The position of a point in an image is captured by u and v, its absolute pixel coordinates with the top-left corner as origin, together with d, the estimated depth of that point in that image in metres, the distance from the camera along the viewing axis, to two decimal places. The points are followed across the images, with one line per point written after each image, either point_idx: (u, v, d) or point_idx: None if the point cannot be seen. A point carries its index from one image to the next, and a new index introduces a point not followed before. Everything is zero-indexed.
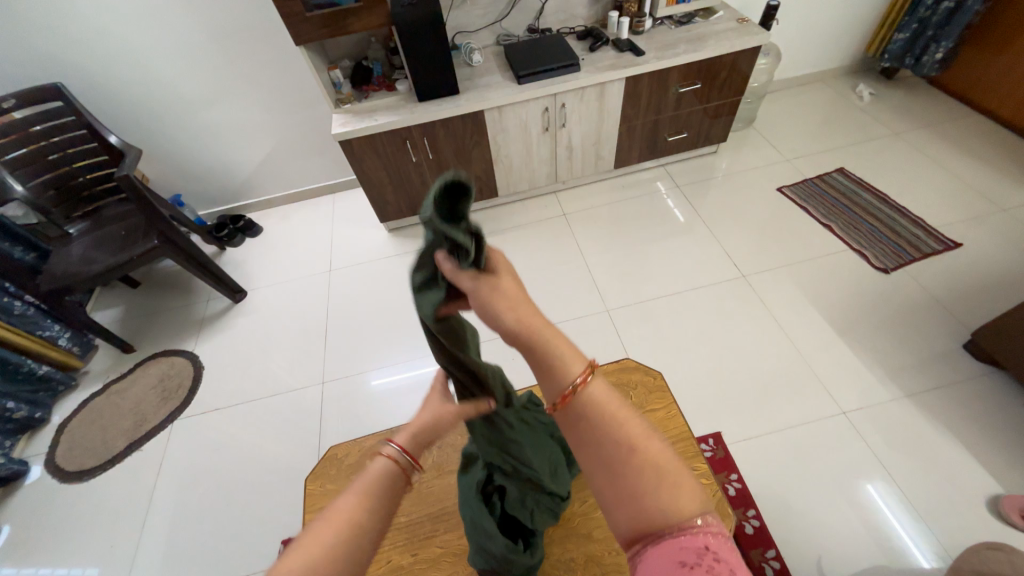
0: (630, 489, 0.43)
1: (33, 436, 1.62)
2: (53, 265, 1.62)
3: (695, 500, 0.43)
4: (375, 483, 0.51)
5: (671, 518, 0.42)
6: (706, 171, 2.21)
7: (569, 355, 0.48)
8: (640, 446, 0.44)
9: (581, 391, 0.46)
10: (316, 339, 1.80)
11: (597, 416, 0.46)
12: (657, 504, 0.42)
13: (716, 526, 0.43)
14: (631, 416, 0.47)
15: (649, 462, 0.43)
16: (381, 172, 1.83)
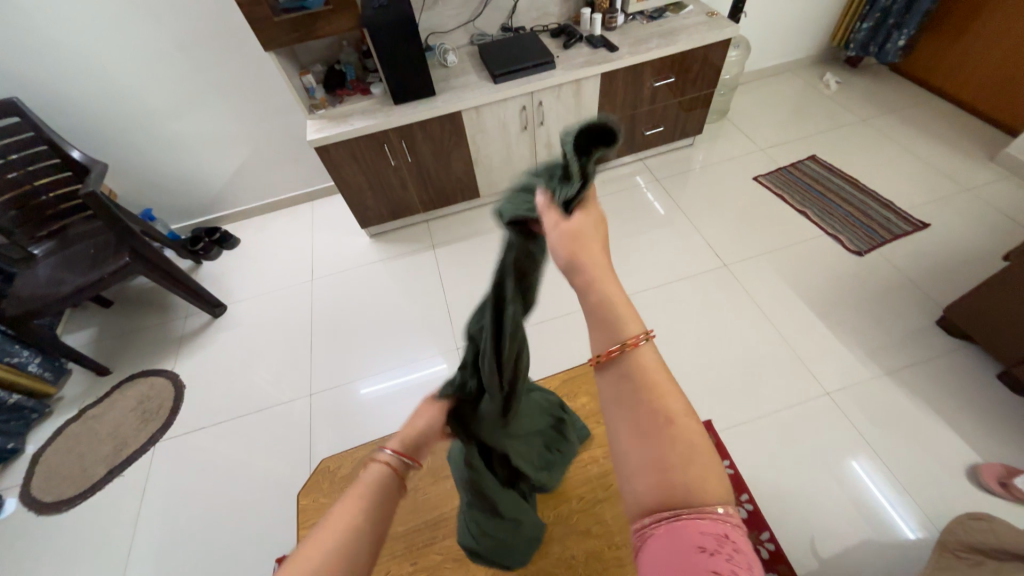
0: (659, 459, 0.39)
1: (6, 469, 1.55)
2: (19, 289, 1.55)
3: (721, 488, 0.40)
4: (370, 489, 0.47)
5: (693, 501, 0.38)
6: (684, 163, 2.24)
7: (626, 313, 0.44)
8: (679, 418, 0.40)
9: (633, 349, 0.42)
10: (301, 350, 1.76)
11: (640, 377, 0.42)
12: (681, 481, 0.39)
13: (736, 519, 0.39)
14: (675, 387, 0.43)
15: (682, 437, 0.39)
16: (359, 177, 1.80)
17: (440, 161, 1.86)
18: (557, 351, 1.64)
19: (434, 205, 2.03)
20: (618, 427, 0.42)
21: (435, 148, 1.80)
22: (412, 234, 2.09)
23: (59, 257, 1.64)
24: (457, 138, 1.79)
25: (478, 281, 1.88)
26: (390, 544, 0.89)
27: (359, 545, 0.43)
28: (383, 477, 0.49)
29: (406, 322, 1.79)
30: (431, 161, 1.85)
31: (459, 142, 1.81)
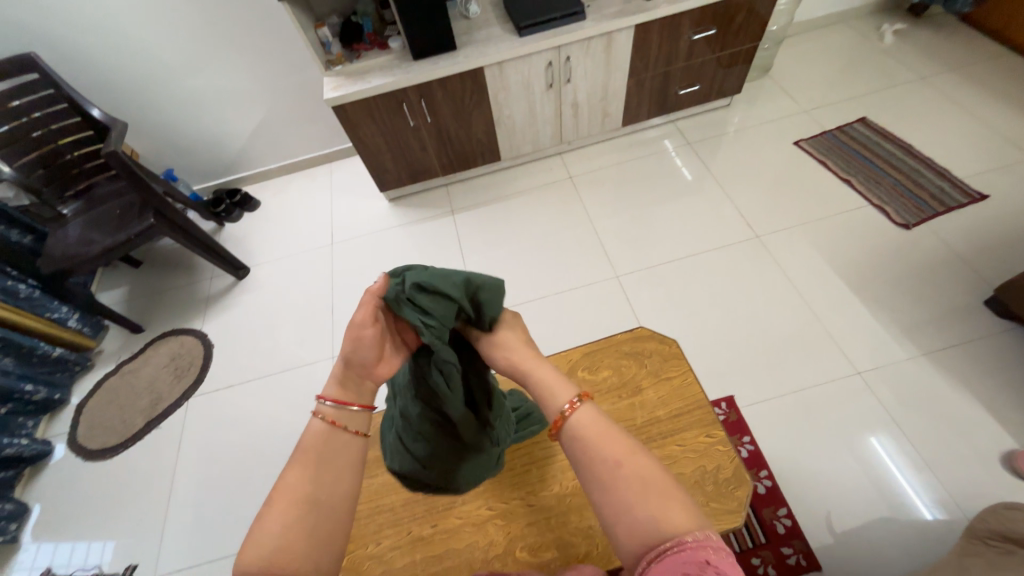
0: (626, 502, 0.49)
1: (53, 417, 1.65)
2: (51, 248, 1.59)
3: (688, 517, 0.48)
4: (312, 453, 0.53)
5: (668, 532, 0.47)
6: (718, 126, 2.10)
7: (559, 386, 0.57)
8: (627, 461, 0.51)
9: (574, 417, 0.54)
10: (323, 314, 1.79)
11: (590, 438, 0.53)
12: (652, 519, 0.48)
13: (711, 540, 0.47)
14: (623, 438, 0.53)
15: (636, 477, 0.50)
16: (378, 138, 1.75)
17: (460, 122, 1.78)
18: (577, 322, 1.61)
19: (454, 169, 1.97)
20: (593, 492, 0.51)
21: (455, 107, 1.72)
22: (431, 199, 2.04)
23: (87, 217, 1.66)
24: (479, 97, 1.70)
25: (497, 248, 1.85)
26: (412, 505, 0.91)
27: (307, 509, 0.49)
28: (323, 439, 0.54)
29: None
30: (451, 122, 1.77)
31: (480, 101, 1.72)
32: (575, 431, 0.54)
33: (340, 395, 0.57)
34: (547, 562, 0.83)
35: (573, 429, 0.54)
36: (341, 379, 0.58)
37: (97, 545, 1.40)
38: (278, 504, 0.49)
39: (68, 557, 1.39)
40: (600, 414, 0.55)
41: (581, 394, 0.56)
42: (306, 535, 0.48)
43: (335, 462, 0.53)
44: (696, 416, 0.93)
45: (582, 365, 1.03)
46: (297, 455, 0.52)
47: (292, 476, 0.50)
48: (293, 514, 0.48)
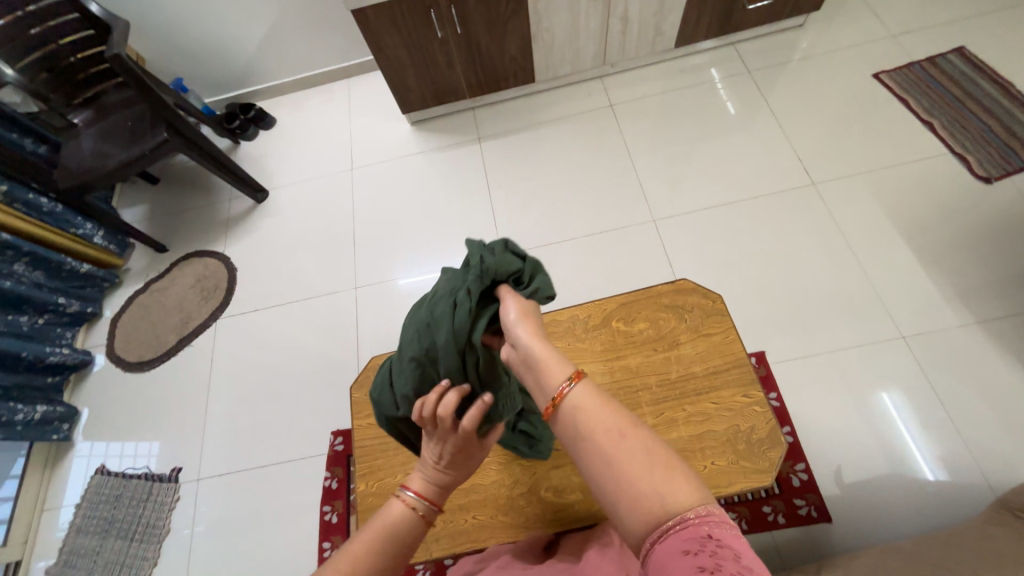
0: (625, 478, 0.47)
1: (90, 328, 1.71)
2: (67, 159, 1.53)
3: (691, 491, 0.46)
4: (388, 529, 0.59)
5: (672, 506, 0.45)
6: (786, 50, 1.84)
7: (554, 363, 0.55)
8: (628, 435, 0.49)
9: (568, 394, 0.52)
10: (344, 244, 1.74)
11: (586, 415, 0.51)
12: (653, 494, 0.45)
13: (715, 513, 0.44)
14: (619, 412, 0.51)
15: (636, 450, 0.48)
16: (401, 51, 1.57)
17: (494, 35, 1.58)
18: (607, 267, 1.55)
19: (483, 90, 1.79)
20: (591, 470, 0.49)
21: (489, 16, 1.51)
22: (457, 124, 1.89)
23: (99, 128, 1.58)
24: (517, 3, 1.49)
25: (527, 183, 1.73)
26: None
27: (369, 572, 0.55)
28: (401, 518, 0.61)
29: (451, 222, 1.71)
30: (483, 34, 1.57)
31: (518, 10, 1.51)
32: (574, 407, 0.52)
33: (423, 489, 0.65)
34: (570, 505, 0.85)
35: (569, 406, 0.52)
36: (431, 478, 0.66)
37: (143, 447, 1.51)
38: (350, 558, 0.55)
39: (119, 456, 1.51)
40: (596, 390, 0.53)
41: (575, 371, 0.54)
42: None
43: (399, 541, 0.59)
44: (734, 375, 0.89)
45: (617, 315, 0.98)
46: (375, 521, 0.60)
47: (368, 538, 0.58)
48: (362, 568, 0.55)
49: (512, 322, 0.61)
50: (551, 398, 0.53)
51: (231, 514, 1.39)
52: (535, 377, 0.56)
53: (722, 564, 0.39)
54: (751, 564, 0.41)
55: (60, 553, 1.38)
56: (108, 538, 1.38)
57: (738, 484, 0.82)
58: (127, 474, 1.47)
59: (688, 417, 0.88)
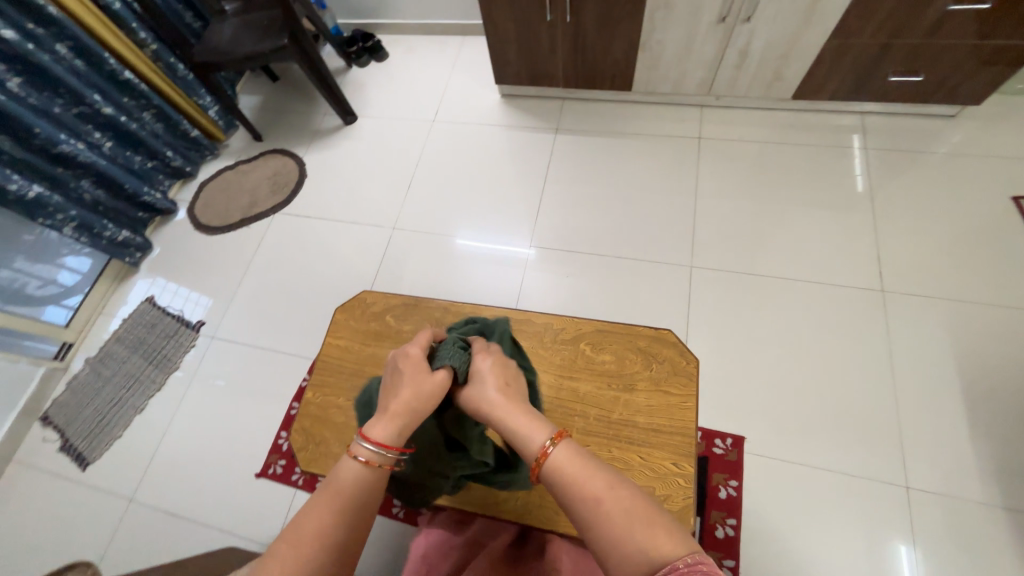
0: (612, 538, 0.47)
1: (184, 185, 2.00)
2: (210, 40, 1.77)
3: (676, 541, 0.45)
4: (342, 494, 0.57)
5: (656, 557, 0.44)
6: (920, 139, 1.61)
7: (535, 426, 0.57)
8: (603, 499, 0.49)
9: (549, 456, 0.54)
10: (400, 186, 1.86)
11: (570, 477, 0.52)
12: (638, 548, 0.45)
13: (703, 562, 0.43)
14: (596, 472, 0.52)
15: (615, 510, 0.48)
16: (509, 24, 1.60)
17: (602, 32, 1.55)
18: (624, 295, 1.51)
19: (576, 84, 1.78)
20: (583, 532, 0.49)
21: (602, 13, 1.49)
22: (541, 109, 1.90)
23: (241, 19, 1.79)
24: (633, 7, 1.45)
25: (582, 186, 1.72)
26: None
27: (324, 547, 0.52)
28: (354, 479, 0.59)
29: (498, 199, 1.75)
30: (592, 29, 1.55)
31: (633, 14, 1.47)
32: (555, 466, 0.53)
33: (384, 439, 0.62)
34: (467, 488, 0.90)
35: (552, 471, 0.54)
36: (391, 422, 0.64)
37: (183, 294, 1.77)
38: (300, 539, 0.52)
39: (166, 295, 1.78)
40: (573, 448, 0.55)
41: (556, 432, 0.57)
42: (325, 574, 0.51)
43: (355, 505, 0.57)
44: (672, 440, 0.87)
45: (588, 339, 0.98)
46: (323, 496, 0.56)
47: (319, 513, 0.55)
48: (317, 540, 0.52)
49: (492, 375, 0.67)
50: (534, 460, 0.55)
51: (225, 376, 1.60)
52: (517, 438, 0.58)
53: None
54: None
55: (99, 351, 1.68)
56: (134, 355, 1.66)
57: None
58: (166, 311, 1.74)
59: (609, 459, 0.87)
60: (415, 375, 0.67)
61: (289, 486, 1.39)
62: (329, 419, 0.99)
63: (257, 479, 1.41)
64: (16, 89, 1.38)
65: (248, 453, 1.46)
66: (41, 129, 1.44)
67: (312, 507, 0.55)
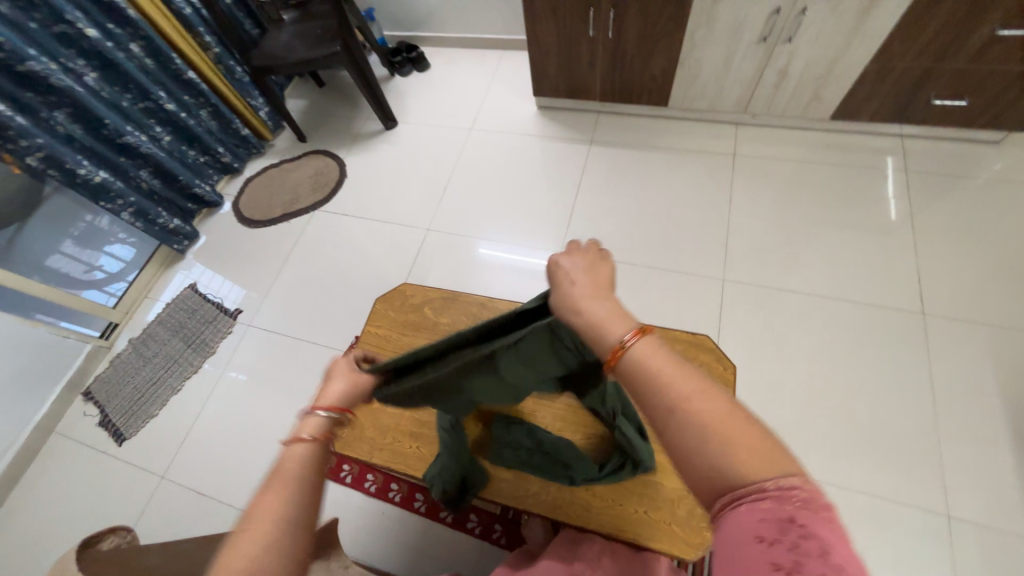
0: (689, 445, 0.40)
1: (231, 180, 2.09)
2: (267, 45, 1.87)
3: (772, 461, 0.38)
4: (293, 472, 0.48)
5: (738, 476, 0.37)
6: (962, 164, 1.59)
7: (612, 321, 0.49)
8: (688, 404, 0.41)
9: (625, 351, 0.46)
10: (435, 189, 1.91)
11: (649, 374, 0.44)
12: (718, 459, 0.38)
13: (798, 487, 0.36)
14: (686, 375, 0.43)
15: (701, 419, 0.40)
16: (551, 38, 1.66)
17: (642, 48, 1.59)
18: (653, 305, 1.52)
19: (613, 98, 1.82)
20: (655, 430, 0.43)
21: (643, 31, 1.53)
22: (577, 121, 1.94)
23: (297, 27, 1.90)
24: (674, 25, 1.49)
25: (615, 197, 1.74)
26: None
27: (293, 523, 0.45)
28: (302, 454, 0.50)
29: (531, 206, 1.79)
30: (632, 46, 1.59)
31: (673, 32, 1.51)
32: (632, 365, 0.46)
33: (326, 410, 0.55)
34: (499, 480, 0.93)
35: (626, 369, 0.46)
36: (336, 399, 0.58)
37: (224, 283, 1.84)
38: (251, 532, 0.43)
39: (207, 283, 1.85)
40: (655, 345, 0.46)
41: (638, 326, 0.47)
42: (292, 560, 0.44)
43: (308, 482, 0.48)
44: None
45: None
46: (269, 478, 0.47)
47: (271, 498, 0.45)
48: (275, 525, 0.44)
49: (568, 271, 0.55)
50: (608, 356, 0.47)
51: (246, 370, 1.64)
52: (590, 334, 0.50)
53: (805, 560, 0.33)
54: (844, 562, 0.33)
55: (142, 333, 1.76)
56: (174, 338, 1.72)
57: (659, 541, 0.83)
58: (207, 298, 1.81)
59: None
60: (351, 368, 0.63)
61: None
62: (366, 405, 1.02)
63: None
64: (92, 84, 1.49)
65: (276, 438, 1.49)
66: (109, 121, 1.54)
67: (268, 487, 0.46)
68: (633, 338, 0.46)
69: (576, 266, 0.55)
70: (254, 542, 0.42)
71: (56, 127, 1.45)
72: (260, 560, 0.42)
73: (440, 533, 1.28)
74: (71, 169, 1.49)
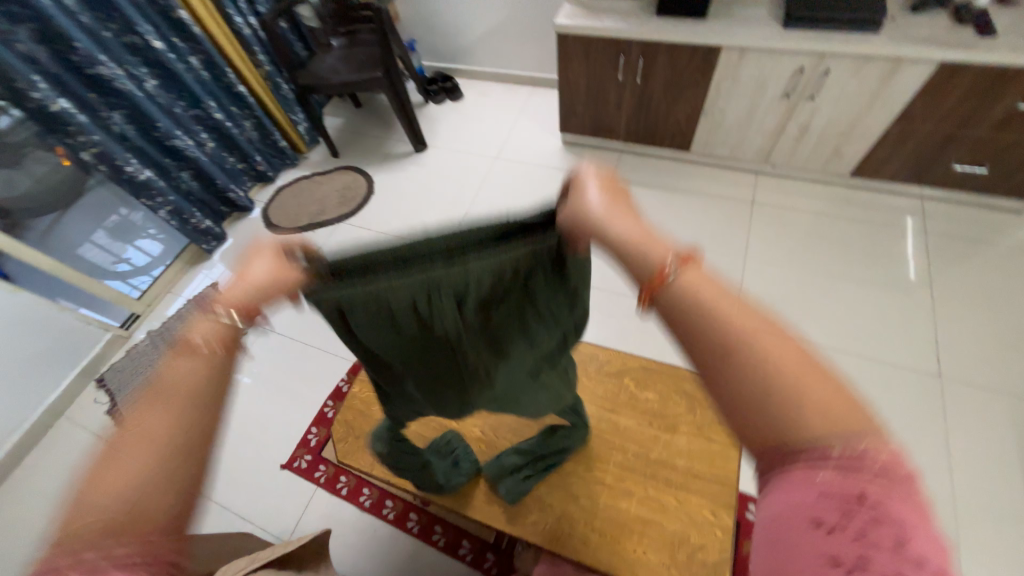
0: (749, 393, 0.34)
1: (263, 187, 2.19)
2: (314, 66, 1.99)
3: (852, 417, 0.32)
4: (180, 391, 0.45)
5: (805, 433, 0.32)
6: (982, 229, 1.60)
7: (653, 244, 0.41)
8: (754, 344, 0.34)
9: (671, 273, 0.38)
10: (457, 212, 1.97)
11: (695, 304, 0.37)
12: (781, 415, 0.33)
13: (876, 457, 0.31)
14: (749, 309, 0.36)
15: (769, 360, 0.33)
16: (581, 80, 1.74)
17: (668, 96, 1.66)
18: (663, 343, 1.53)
19: (637, 139, 1.88)
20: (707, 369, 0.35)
21: (670, 79, 1.60)
22: (599, 158, 2.01)
23: (344, 52, 2.03)
24: (700, 77, 1.55)
25: None
26: None
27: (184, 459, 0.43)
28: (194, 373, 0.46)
29: None
30: (658, 93, 1.66)
31: (699, 83, 1.58)
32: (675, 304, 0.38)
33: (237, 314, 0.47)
34: (497, 506, 0.92)
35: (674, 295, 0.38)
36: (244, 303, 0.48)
37: None
38: (126, 454, 0.41)
39: None
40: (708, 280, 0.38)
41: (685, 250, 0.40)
42: (183, 484, 0.43)
43: (198, 404, 0.45)
44: (712, 489, 0.86)
45: (633, 376, 1.01)
46: (148, 395, 0.44)
47: (152, 415, 0.43)
48: (157, 449, 0.42)
49: (596, 194, 0.47)
50: (648, 282, 0.39)
51: (254, 372, 1.66)
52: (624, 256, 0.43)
53: (873, 554, 0.28)
54: (925, 551, 0.29)
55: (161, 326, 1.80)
56: None
57: None
58: None
59: (644, 497, 0.88)
60: (270, 262, 0.50)
61: (310, 482, 1.40)
62: (372, 416, 1.03)
63: (281, 470, 1.44)
64: (151, 90, 1.60)
65: (278, 442, 1.49)
66: (162, 124, 1.64)
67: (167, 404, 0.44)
68: (681, 270, 0.38)
69: (600, 191, 0.48)
70: (131, 464, 0.41)
71: (112, 126, 1.54)
72: (139, 483, 0.41)
73: (431, 556, 1.26)
74: (120, 166, 1.57)
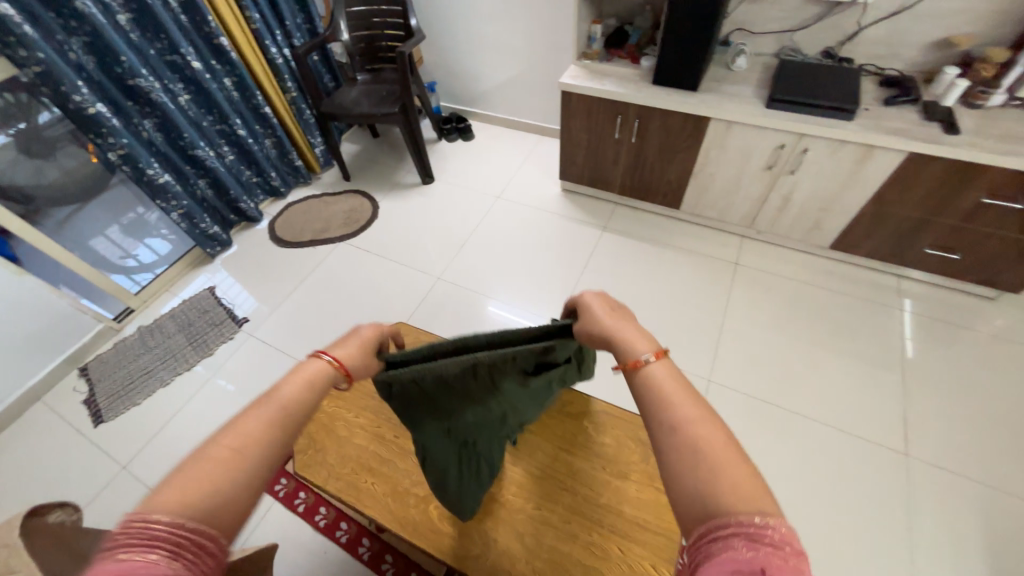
0: (690, 474, 0.41)
1: (273, 202, 2.29)
2: (337, 96, 2.13)
3: (752, 494, 0.38)
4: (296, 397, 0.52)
5: (731, 513, 0.37)
6: (953, 311, 1.65)
7: (641, 338, 0.54)
8: (704, 451, 0.41)
9: (643, 366, 0.51)
10: (455, 243, 2.05)
11: (658, 394, 0.48)
12: (704, 488, 0.39)
13: (772, 528, 0.36)
14: (689, 402, 0.46)
15: (688, 443, 0.42)
16: (582, 134, 1.86)
17: (661, 156, 1.77)
18: None
19: (631, 193, 1.98)
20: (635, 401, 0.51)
21: (662, 141, 1.71)
22: (594, 208, 2.10)
23: (367, 87, 2.18)
24: (690, 142, 1.66)
25: (617, 281, 1.83)
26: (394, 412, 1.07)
27: (265, 458, 0.46)
28: (300, 394, 0.52)
29: (537, 275, 1.89)
30: (652, 153, 1.77)
31: (689, 147, 1.68)
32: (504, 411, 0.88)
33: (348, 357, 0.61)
34: (442, 535, 0.91)
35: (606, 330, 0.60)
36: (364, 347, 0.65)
37: (240, 291, 1.95)
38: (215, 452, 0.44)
39: (225, 288, 1.96)
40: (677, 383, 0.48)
41: (659, 349, 0.52)
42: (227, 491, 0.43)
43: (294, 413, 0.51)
44: (654, 543, 0.87)
45: (592, 420, 1.03)
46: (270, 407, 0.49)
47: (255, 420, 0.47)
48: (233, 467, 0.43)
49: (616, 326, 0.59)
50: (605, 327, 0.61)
51: (235, 379, 1.68)
52: (622, 346, 0.55)
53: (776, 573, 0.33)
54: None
55: (152, 323, 1.85)
56: (179, 334, 1.81)
57: None
58: (221, 301, 1.91)
59: (590, 542, 0.88)
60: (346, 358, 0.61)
61: (269, 495, 1.39)
62: (334, 431, 1.05)
63: None
64: (183, 103, 1.73)
65: None
66: (187, 135, 1.75)
67: (250, 414, 0.48)
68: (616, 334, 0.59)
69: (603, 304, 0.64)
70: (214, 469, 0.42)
71: (141, 132, 1.66)
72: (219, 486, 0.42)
73: None
74: (143, 169, 1.66)
